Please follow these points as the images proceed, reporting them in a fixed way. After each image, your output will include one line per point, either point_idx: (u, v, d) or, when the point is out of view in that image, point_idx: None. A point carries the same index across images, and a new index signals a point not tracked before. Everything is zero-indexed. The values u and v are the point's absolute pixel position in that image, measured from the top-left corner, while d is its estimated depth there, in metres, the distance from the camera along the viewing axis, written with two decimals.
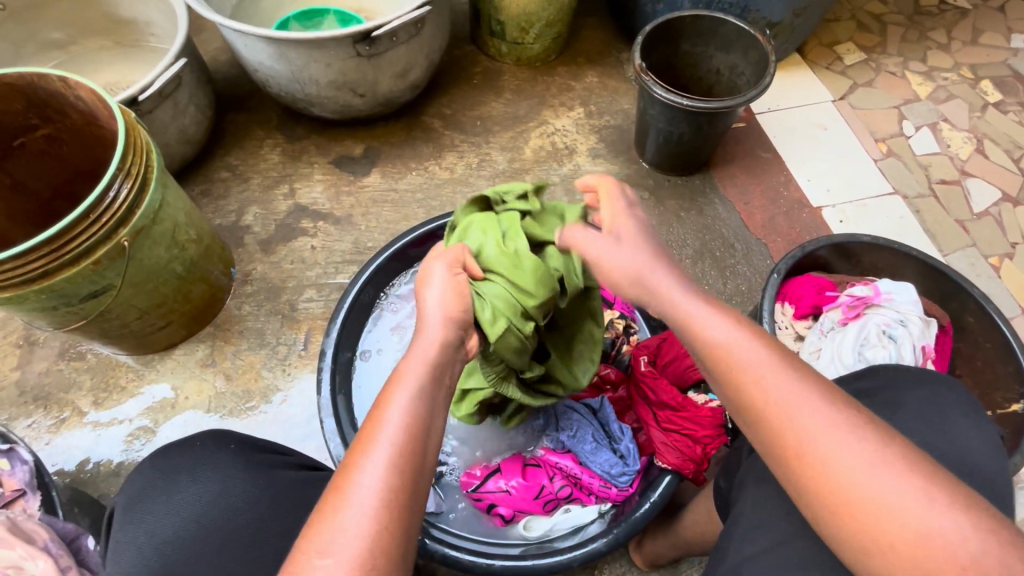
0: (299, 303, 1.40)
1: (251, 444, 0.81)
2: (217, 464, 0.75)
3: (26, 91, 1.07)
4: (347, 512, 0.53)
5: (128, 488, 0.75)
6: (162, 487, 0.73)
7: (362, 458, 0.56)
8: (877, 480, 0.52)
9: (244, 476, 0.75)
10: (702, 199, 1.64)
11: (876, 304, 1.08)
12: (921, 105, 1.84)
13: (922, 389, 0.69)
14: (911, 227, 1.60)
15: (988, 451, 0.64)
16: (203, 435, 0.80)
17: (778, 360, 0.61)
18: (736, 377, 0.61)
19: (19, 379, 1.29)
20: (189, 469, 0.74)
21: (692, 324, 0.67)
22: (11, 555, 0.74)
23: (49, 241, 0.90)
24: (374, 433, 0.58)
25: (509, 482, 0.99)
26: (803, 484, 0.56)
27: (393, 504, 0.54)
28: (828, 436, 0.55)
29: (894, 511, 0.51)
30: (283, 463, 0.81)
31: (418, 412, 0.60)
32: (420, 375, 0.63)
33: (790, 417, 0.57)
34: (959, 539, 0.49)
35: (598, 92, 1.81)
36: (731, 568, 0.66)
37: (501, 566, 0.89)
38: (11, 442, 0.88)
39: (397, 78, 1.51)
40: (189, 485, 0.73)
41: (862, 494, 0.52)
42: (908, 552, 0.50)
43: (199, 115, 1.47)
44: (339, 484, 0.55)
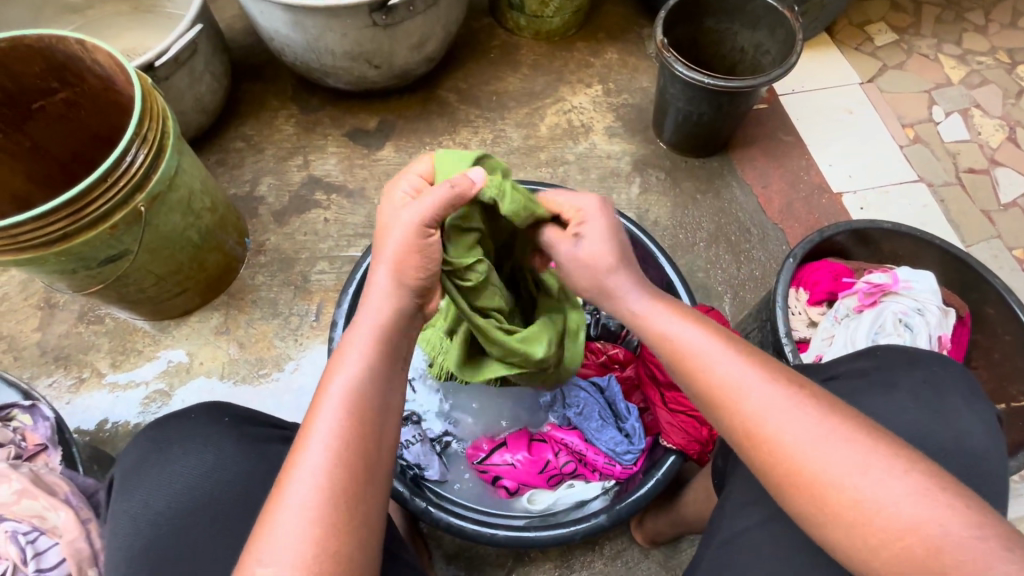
0: (311, 274, 1.41)
1: (247, 417, 0.80)
2: (210, 437, 0.74)
3: (44, 54, 1.07)
4: (288, 498, 0.53)
5: (128, 455, 0.75)
6: (153, 459, 0.72)
7: (305, 443, 0.56)
8: (824, 455, 0.52)
9: (234, 450, 0.74)
10: (719, 181, 1.61)
11: (895, 292, 0.96)
12: (951, 90, 1.77)
13: (917, 368, 0.68)
14: (934, 216, 1.56)
15: (984, 432, 0.63)
16: (199, 406, 0.78)
17: (723, 347, 0.62)
18: (688, 370, 0.63)
19: (40, 340, 1.32)
20: (182, 441, 0.74)
21: (641, 321, 0.70)
22: (35, 505, 0.76)
23: (69, 203, 0.91)
24: (313, 421, 0.58)
25: (514, 455, 1.00)
26: (763, 467, 0.56)
27: (333, 487, 0.54)
28: (774, 416, 0.56)
29: (838, 482, 0.51)
30: (277, 437, 0.80)
31: (357, 389, 0.60)
32: (361, 350, 0.64)
33: (732, 401, 0.58)
34: (896, 504, 0.49)
35: (618, 69, 1.77)
36: (722, 543, 0.67)
37: (504, 536, 0.89)
38: (34, 399, 0.90)
39: (413, 50, 1.49)
40: (181, 457, 0.72)
41: (808, 469, 0.53)
42: (852, 523, 0.50)
43: (215, 82, 1.46)
44: (283, 472, 0.55)
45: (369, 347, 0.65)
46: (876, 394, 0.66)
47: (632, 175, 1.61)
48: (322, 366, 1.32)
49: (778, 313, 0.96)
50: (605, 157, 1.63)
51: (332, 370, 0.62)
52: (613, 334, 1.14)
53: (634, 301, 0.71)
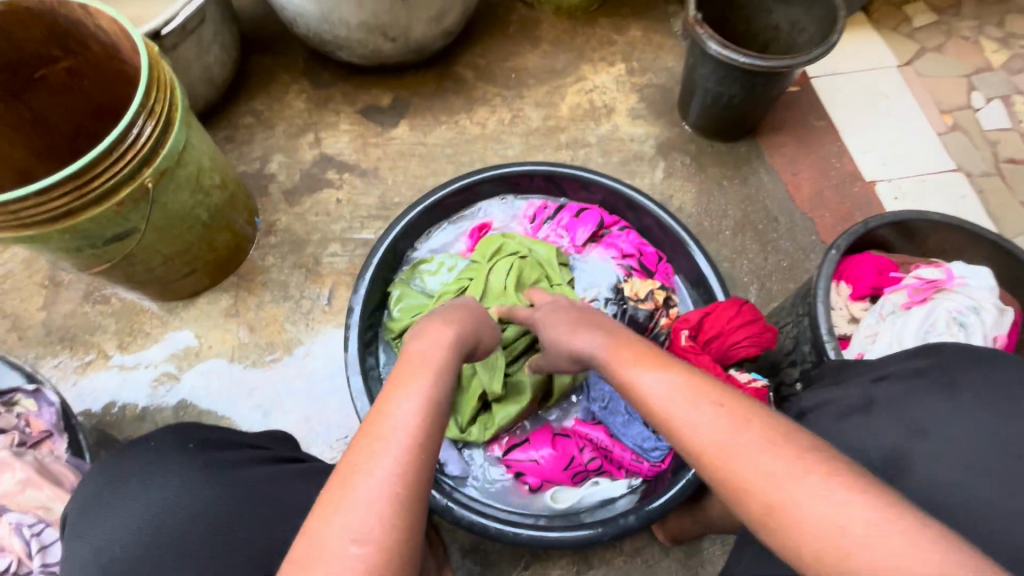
0: (323, 257, 1.36)
1: (212, 442, 0.72)
2: (171, 465, 0.67)
3: (46, 19, 1.01)
4: (360, 490, 0.50)
5: (85, 490, 0.67)
6: (110, 494, 0.65)
7: (376, 443, 0.54)
8: (816, 498, 0.46)
9: (196, 479, 0.66)
10: (747, 167, 1.55)
11: (947, 289, 0.89)
12: (993, 75, 1.69)
13: (982, 365, 0.58)
14: (971, 208, 1.49)
15: None
16: (161, 433, 0.72)
17: (686, 388, 0.57)
18: (652, 410, 0.59)
19: (45, 319, 1.28)
20: (139, 473, 0.66)
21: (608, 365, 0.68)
22: (40, 496, 0.74)
23: (72, 178, 0.86)
24: (380, 423, 0.56)
25: (538, 451, 0.96)
26: (732, 500, 0.50)
27: (408, 486, 0.52)
28: (744, 455, 0.50)
29: (797, 507, 0.46)
30: (252, 459, 0.73)
31: (432, 397, 0.60)
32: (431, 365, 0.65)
33: (703, 445, 0.53)
34: (862, 530, 0.43)
35: (642, 47, 1.70)
36: (760, 552, 0.63)
37: (527, 536, 0.85)
38: (38, 383, 0.86)
39: (431, 22, 1.41)
40: (138, 491, 0.65)
41: (800, 518, 0.46)
42: (820, 556, 0.44)
43: (223, 54, 1.40)
44: (347, 468, 0.52)
45: (436, 364, 0.65)
46: (934, 395, 0.58)
47: (656, 159, 1.55)
48: (335, 352, 1.28)
49: (819, 307, 0.91)
50: (627, 140, 1.57)
51: (399, 382, 0.61)
52: (640, 327, 1.10)
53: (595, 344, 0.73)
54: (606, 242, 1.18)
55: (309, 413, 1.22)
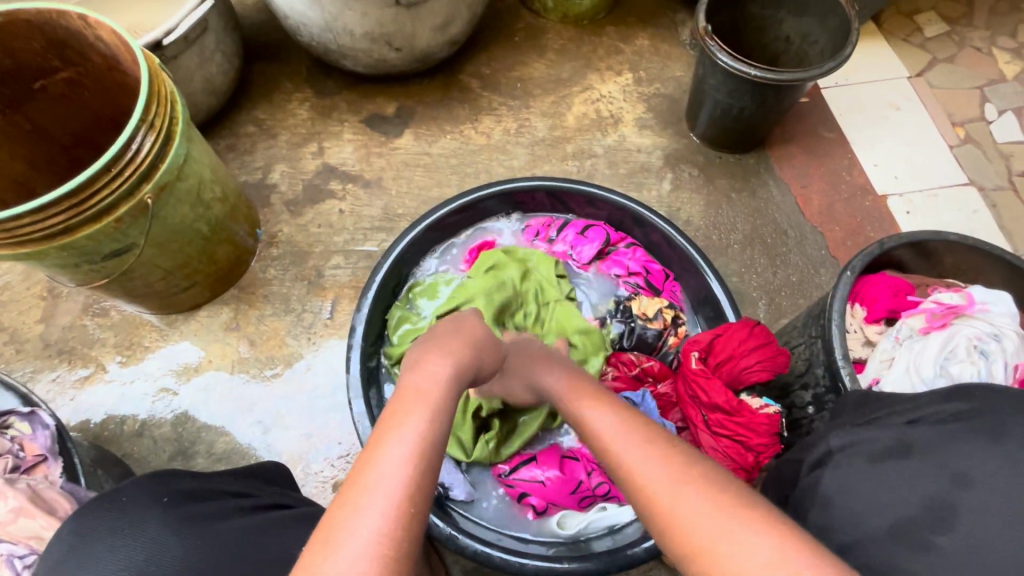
0: (325, 269, 1.34)
1: (192, 494, 0.66)
2: (146, 523, 0.59)
3: (45, 30, 0.99)
4: (340, 549, 0.47)
5: (45, 559, 0.58)
6: (69, 562, 0.57)
7: (361, 495, 0.50)
8: (718, 529, 0.47)
9: (176, 538, 0.59)
10: (755, 179, 1.52)
11: (968, 316, 0.87)
12: (1006, 87, 1.66)
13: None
14: (984, 222, 1.47)
15: None
16: (132, 486, 0.64)
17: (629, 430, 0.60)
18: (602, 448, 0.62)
19: (43, 332, 1.26)
20: (106, 535, 0.58)
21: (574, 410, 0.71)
22: (33, 525, 0.71)
23: (69, 195, 0.84)
24: (367, 472, 0.52)
25: (545, 472, 0.94)
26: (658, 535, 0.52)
27: (392, 543, 0.48)
28: (651, 480, 0.54)
29: (701, 533, 0.48)
30: (232, 511, 0.66)
31: (422, 437, 0.56)
32: (424, 400, 0.62)
33: (637, 484, 0.54)
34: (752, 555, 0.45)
35: (649, 56, 1.67)
36: None
37: (535, 567, 0.82)
38: (34, 405, 0.84)
39: (436, 31, 1.39)
40: (106, 556, 0.56)
41: (705, 548, 0.47)
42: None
43: (226, 63, 1.38)
44: (330, 523, 0.49)
45: (431, 401, 0.62)
46: (974, 442, 0.52)
47: (663, 171, 1.52)
48: (336, 366, 1.26)
49: (833, 325, 0.88)
50: (634, 151, 1.55)
51: (391, 422, 0.58)
52: (648, 346, 1.08)
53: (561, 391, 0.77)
54: (611, 260, 1.16)
55: (309, 430, 1.20)
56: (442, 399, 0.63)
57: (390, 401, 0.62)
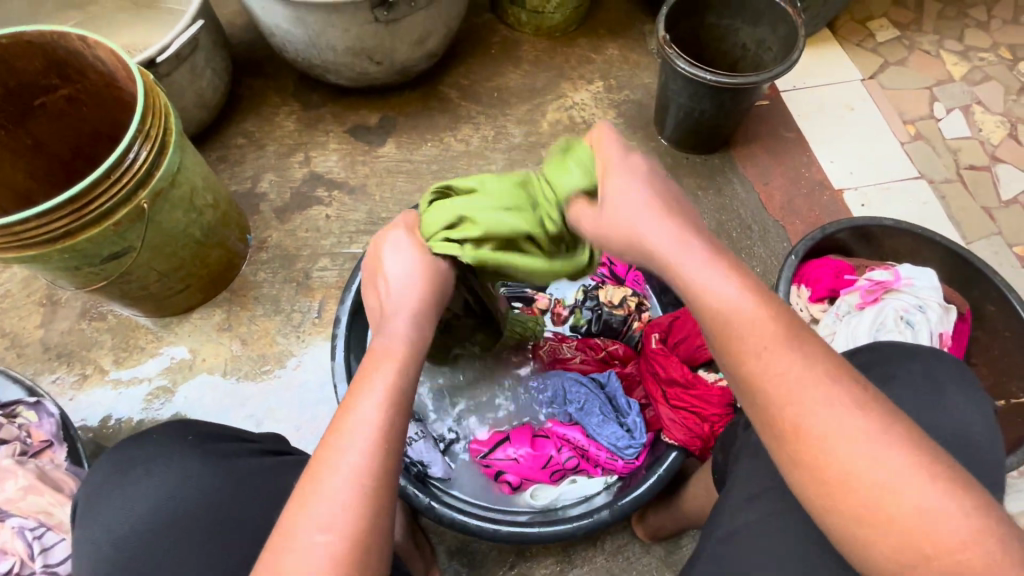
0: (313, 271, 1.41)
1: (213, 434, 0.78)
2: (173, 455, 0.72)
3: (46, 50, 1.07)
4: (328, 481, 0.53)
5: (95, 478, 0.73)
6: (115, 480, 0.71)
7: (339, 435, 0.55)
8: (876, 462, 0.46)
9: (199, 468, 0.71)
10: (720, 177, 1.61)
11: (896, 290, 0.97)
12: (954, 87, 1.77)
13: (914, 361, 0.68)
14: (934, 213, 1.56)
15: (979, 419, 0.62)
16: (164, 426, 0.77)
17: (778, 329, 0.51)
18: (741, 354, 0.52)
19: (43, 336, 1.32)
20: (144, 462, 0.71)
21: (699, 295, 0.55)
22: (41, 501, 0.79)
23: (72, 201, 0.91)
24: (346, 416, 0.56)
25: (518, 450, 1.00)
26: (816, 483, 0.48)
27: (373, 478, 0.54)
28: (831, 415, 0.48)
29: (899, 492, 0.45)
30: (247, 450, 0.78)
31: (393, 396, 0.58)
32: (396, 355, 0.61)
33: (819, 425, 0.48)
34: (959, 519, 0.43)
35: (619, 65, 1.77)
36: (722, 537, 0.68)
37: (507, 531, 0.90)
38: (38, 395, 0.90)
39: (414, 46, 1.48)
40: (143, 478, 0.70)
41: (862, 480, 0.46)
42: (904, 532, 0.44)
43: (216, 79, 1.46)
44: (315, 461, 0.54)
45: (408, 347, 0.63)
46: (873, 389, 0.67)
47: None
48: (324, 363, 1.32)
49: None
50: None
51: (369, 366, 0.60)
52: (614, 330, 1.14)
53: (690, 267, 0.56)
54: None
55: (299, 422, 1.26)
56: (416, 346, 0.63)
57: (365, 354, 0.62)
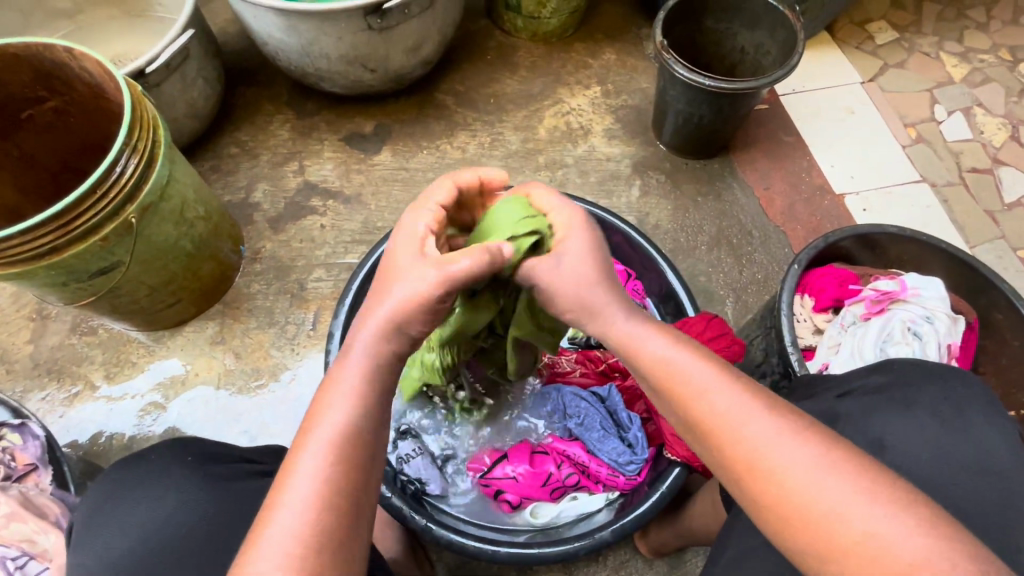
0: (308, 282, 1.39)
1: (211, 455, 0.76)
2: (171, 477, 0.70)
3: (32, 62, 1.05)
4: (268, 540, 0.53)
5: (84, 505, 0.70)
6: (109, 505, 0.68)
7: (281, 491, 0.55)
8: (819, 491, 0.50)
9: (198, 491, 0.70)
10: (720, 182, 1.59)
11: (903, 300, 0.96)
12: (954, 89, 1.75)
13: (934, 384, 0.65)
14: (937, 217, 1.54)
15: (1010, 452, 0.59)
16: (160, 446, 0.75)
17: (716, 374, 0.60)
18: (682, 401, 0.60)
19: (33, 351, 1.30)
20: (140, 485, 0.69)
21: (636, 349, 0.66)
22: (25, 528, 0.76)
23: (58, 216, 0.89)
24: (292, 469, 0.57)
25: (516, 468, 0.99)
26: (772, 518, 0.53)
27: (313, 533, 0.53)
28: (770, 450, 0.54)
29: (844, 518, 0.49)
30: (245, 472, 0.76)
31: (352, 419, 0.60)
32: (348, 391, 0.62)
33: (763, 459, 0.54)
34: (903, 539, 0.47)
35: (616, 70, 1.75)
36: (730, 561, 0.66)
37: (506, 553, 0.87)
38: (24, 417, 0.89)
39: (409, 53, 1.46)
40: (140, 502, 0.68)
41: (812, 508, 0.50)
42: (857, 558, 0.48)
43: (208, 88, 1.44)
44: (260, 517, 0.55)
45: (356, 393, 0.62)
46: (892, 412, 0.64)
47: (632, 178, 1.59)
48: (319, 376, 1.30)
49: (784, 322, 0.94)
50: (603, 160, 1.61)
51: (315, 415, 0.61)
52: None
53: (620, 327, 0.68)
54: None
55: (295, 437, 1.24)
56: (365, 389, 0.63)
57: (324, 379, 0.65)
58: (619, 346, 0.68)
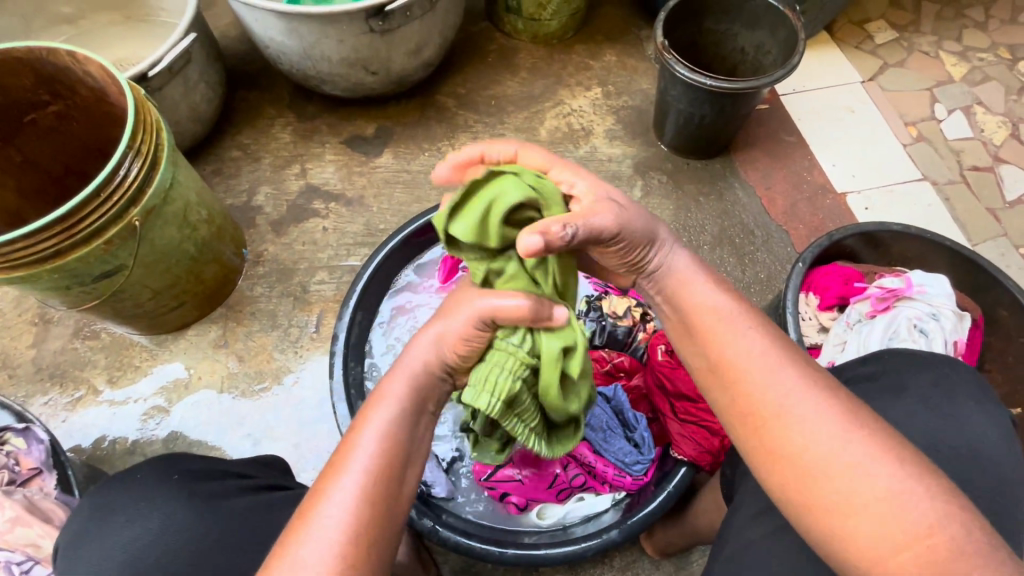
0: (311, 285, 1.39)
1: (201, 473, 0.74)
2: (158, 499, 0.68)
3: (34, 66, 1.05)
4: (316, 529, 0.54)
5: (70, 527, 0.69)
6: (96, 525, 0.67)
7: (333, 479, 0.57)
8: (841, 446, 0.52)
9: (184, 514, 0.68)
10: (721, 182, 1.60)
11: (908, 297, 0.95)
12: (954, 88, 1.76)
13: (924, 370, 0.66)
14: (939, 215, 1.55)
15: (997, 434, 0.61)
16: (147, 465, 0.73)
17: (755, 321, 0.63)
18: (718, 341, 0.63)
19: (35, 356, 1.29)
20: (126, 507, 0.68)
21: (685, 286, 0.69)
22: (31, 533, 0.77)
23: (62, 219, 0.89)
24: (344, 461, 0.58)
25: (521, 471, 0.97)
26: (790, 473, 0.54)
27: (359, 528, 0.54)
28: (799, 401, 0.55)
29: (864, 475, 0.50)
30: (238, 490, 0.75)
31: (397, 422, 0.62)
32: (399, 395, 0.64)
33: (794, 411, 0.55)
34: (923, 501, 0.48)
35: (617, 71, 1.76)
36: (729, 558, 0.66)
37: (513, 554, 0.87)
38: (28, 421, 0.89)
39: (410, 55, 1.47)
40: (124, 526, 0.66)
41: (835, 465, 0.52)
42: (874, 517, 0.49)
43: (210, 92, 1.44)
44: (307, 506, 0.56)
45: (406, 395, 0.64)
46: (884, 400, 0.65)
47: (634, 178, 1.59)
48: (322, 379, 1.29)
49: (789, 320, 0.94)
50: (605, 161, 1.62)
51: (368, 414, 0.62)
52: (619, 343, 1.12)
53: (676, 266, 0.71)
54: None
55: (298, 441, 1.23)
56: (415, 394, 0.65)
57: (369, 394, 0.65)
58: (669, 283, 0.71)
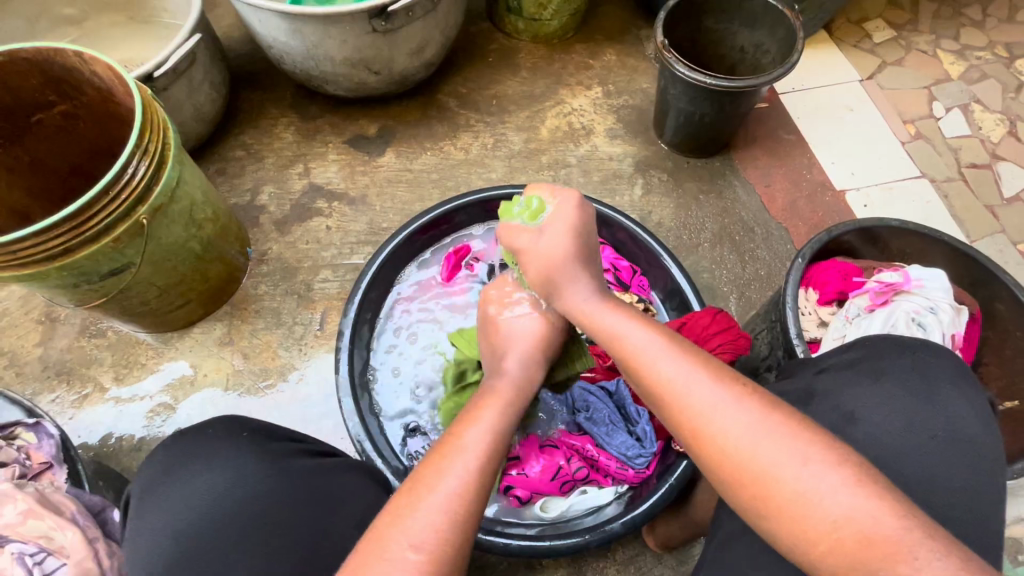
0: (315, 283, 1.40)
1: (265, 432, 0.77)
2: (230, 452, 0.72)
3: (41, 67, 1.06)
4: (429, 499, 0.58)
5: (149, 470, 0.73)
6: (176, 471, 0.70)
7: (445, 458, 0.62)
8: (755, 452, 0.55)
9: (255, 468, 0.71)
10: (721, 180, 1.61)
11: (906, 290, 0.98)
12: (952, 86, 1.77)
13: (906, 354, 0.67)
14: (937, 212, 1.56)
15: (973, 417, 0.63)
16: (217, 421, 0.76)
17: (664, 343, 0.65)
18: (633, 367, 0.65)
19: (42, 354, 1.30)
20: (202, 458, 0.71)
21: (594, 321, 0.73)
22: (42, 525, 0.78)
23: (72, 216, 0.90)
24: (455, 443, 0.64)
25: (526, 465, 0.98)
26: (719, 480, 0.58)
27: (467, 503, 0.59)
28: (714, 417, 0.58)
29: (776, 479, 0.54)
30: (297, 451, 0.76)
31: (502, 421, 0.68)
32: (505, 398, 0.72)
33: (712, 429, 0.58)
34: (830, 497, 0.52)
35: (617, 70, 1.77)
36: (723, 540, 0.67)
37: (518, 545, 0.89)
38: (38, 416, 0.91)
39: (412, 55, 1.48)
40: (201, 473, 0.69)
41: (754, 472, 0.55)
42: (791, 515, 0.53)
43: (213, 92, 1.45)
44: (418, 479, 0.60)
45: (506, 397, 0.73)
46: (863, 384, 0.66)
47: (635, 177, 1.61)
48: (327, 376, 1.30)
49: (789, 314, 0.95)
50: (606, 160, 1.63)
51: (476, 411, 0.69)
52: None
53: (582, 301, 0.76)
54: None
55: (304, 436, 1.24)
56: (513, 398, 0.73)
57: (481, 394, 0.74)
58: (576, 318, 0.76)
